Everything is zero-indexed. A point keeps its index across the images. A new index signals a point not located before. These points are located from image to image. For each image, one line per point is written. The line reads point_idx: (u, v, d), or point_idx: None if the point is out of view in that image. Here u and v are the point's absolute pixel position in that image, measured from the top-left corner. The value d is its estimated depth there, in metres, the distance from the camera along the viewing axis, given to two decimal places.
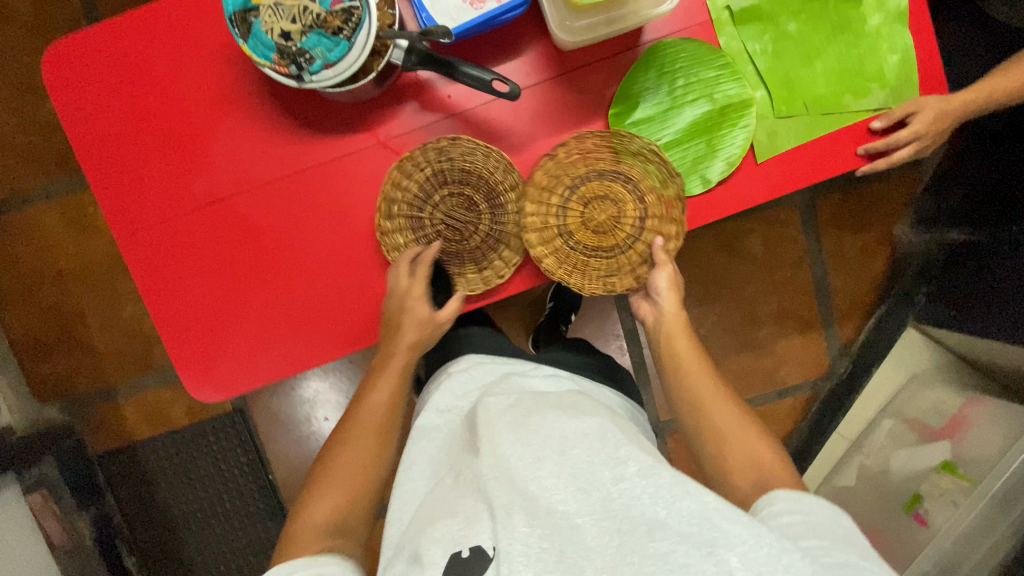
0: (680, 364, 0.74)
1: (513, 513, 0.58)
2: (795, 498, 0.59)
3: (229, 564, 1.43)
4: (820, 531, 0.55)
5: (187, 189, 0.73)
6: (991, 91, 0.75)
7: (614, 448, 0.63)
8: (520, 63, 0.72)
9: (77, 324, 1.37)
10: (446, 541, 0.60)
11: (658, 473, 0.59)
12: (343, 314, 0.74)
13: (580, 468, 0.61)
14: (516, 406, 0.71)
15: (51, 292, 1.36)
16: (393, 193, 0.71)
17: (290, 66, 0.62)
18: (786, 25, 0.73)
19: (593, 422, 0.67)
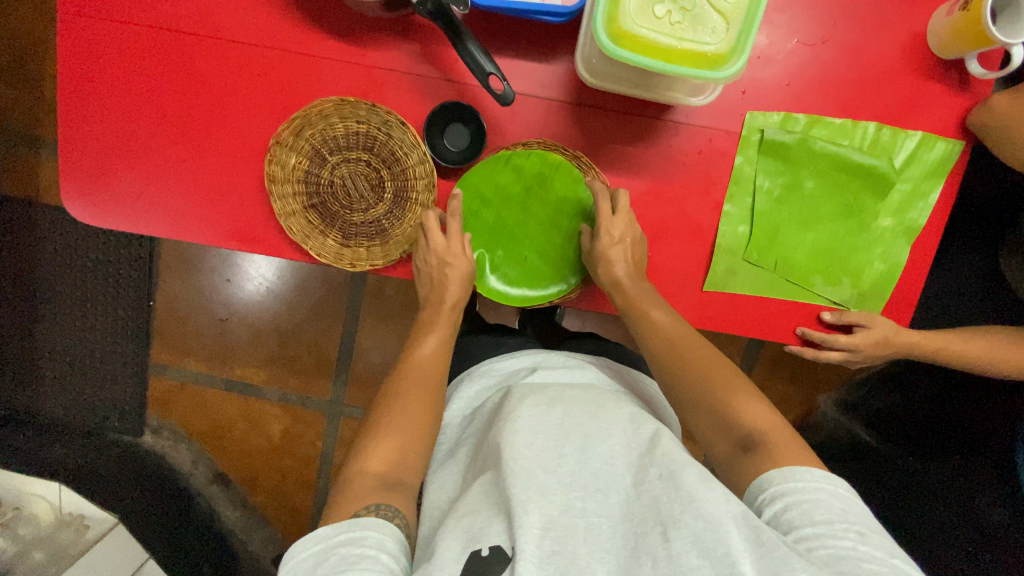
0: (718, 398, 0.60)
1: (528, 511, 0.48)
2: (791, 474, 0.50)
3: (72, 362, 1.35)
4: (812, 516, 0.46)
5: (149, 3, 0.66)
6: (941, 346, 0.75)
7: (630, 448, 0.55)
8: (540, 68, 0.66)
9: (33, 59, 1.25)
10: (461, 536, 0.50)
11: (679, 463, 0.50)
12: (247, 210, 0.70)
13: (593, 471, 0.53)
14: (540, 397, 0.61)
15: (23, 13, 1.23)
16: (313, 120, 0.66)
17: None
18: (804, 179, 0.69)
19: (613, 420, 0.58)
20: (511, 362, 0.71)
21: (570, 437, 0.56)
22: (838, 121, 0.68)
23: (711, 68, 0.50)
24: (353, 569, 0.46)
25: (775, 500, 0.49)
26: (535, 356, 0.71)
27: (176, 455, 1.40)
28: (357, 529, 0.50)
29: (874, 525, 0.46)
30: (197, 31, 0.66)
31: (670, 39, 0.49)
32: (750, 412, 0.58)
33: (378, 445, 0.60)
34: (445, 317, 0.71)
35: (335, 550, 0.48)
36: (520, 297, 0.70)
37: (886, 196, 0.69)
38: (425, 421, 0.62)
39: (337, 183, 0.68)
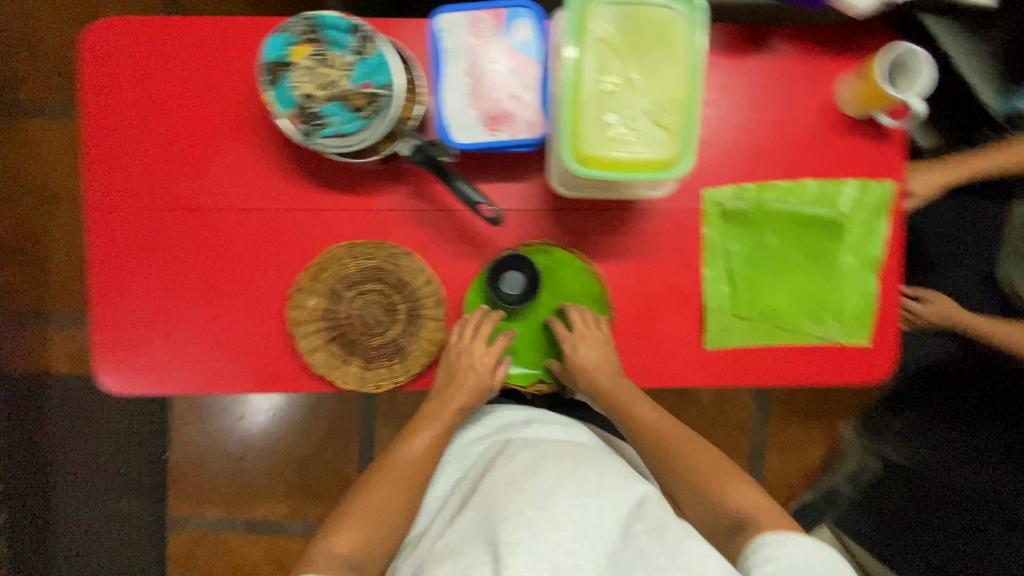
0: (712, 486, 0.68)
1: (516, 552, 0.52)
2: (778, 544, 0.57)
3: None
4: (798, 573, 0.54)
5: (170, 189, 0.75)
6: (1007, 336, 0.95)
7: (622, 501, 0.58)
8: (520, 185, 0.75)
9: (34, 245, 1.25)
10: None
11: (674, 537, 0.54)
12: (272, 354, 0.75)
13: (583, 512, 0.55)
14: (530, 453, 0.65)
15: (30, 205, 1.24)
16: (328, 263, 0.73)
17: (302, 125, 0.65)
18: (767, 237, 0.77)
19: (603, 475, 0.61)
20: (504, 415, 0.78)
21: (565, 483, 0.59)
22: (784, 183, 0.77)
23: (666, 169, 0.59)
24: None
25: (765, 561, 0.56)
26: (528, 412, 0.77)
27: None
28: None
29: None
30: (216, 205, 0.75)
31: (626, 154, 0.58)
32: (741, 497, 0.66)
33: (348, 530, 0.67)
34: (448, 417, 0.75)
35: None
36: (514, 371, 0.78)
37: (843, 238, 0.78)
38: (394, 509, 0.69)
39: (354, 314, 0.74)
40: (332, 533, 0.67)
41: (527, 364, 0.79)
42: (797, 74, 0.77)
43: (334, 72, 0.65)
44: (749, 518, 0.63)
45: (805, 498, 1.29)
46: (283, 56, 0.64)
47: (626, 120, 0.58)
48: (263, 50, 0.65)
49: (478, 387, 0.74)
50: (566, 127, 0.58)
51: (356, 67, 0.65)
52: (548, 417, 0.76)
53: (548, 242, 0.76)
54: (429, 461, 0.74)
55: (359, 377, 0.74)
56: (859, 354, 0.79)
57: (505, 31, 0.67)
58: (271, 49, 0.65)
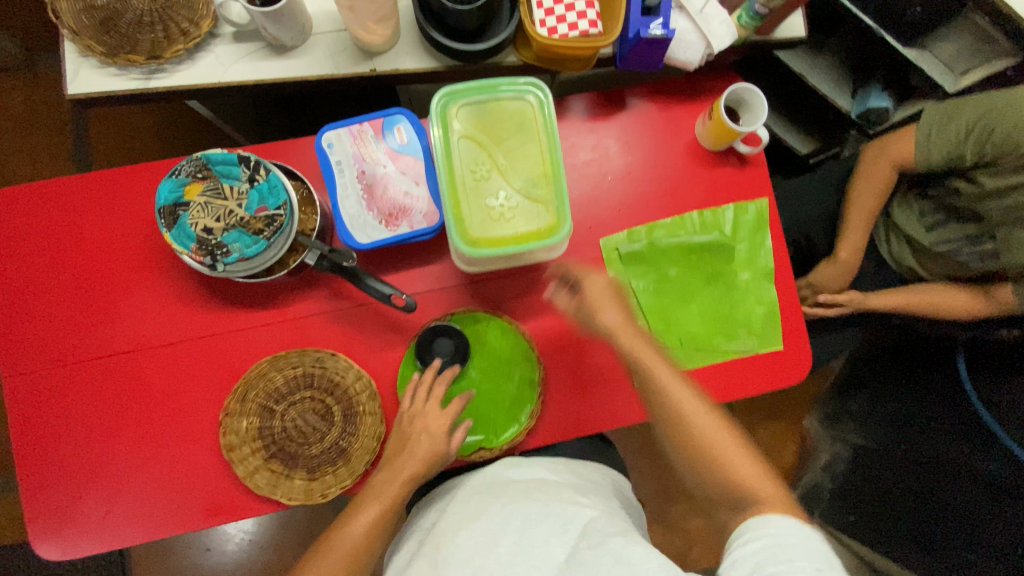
0: (712, 449, 0.63)
1: None
2: (753, 545, 0.52)
3: None
4: (779, 555, 0.49)
5: (84, 341, 0.75)
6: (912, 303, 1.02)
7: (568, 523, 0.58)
8: (431, 268, 0.79)
9: None
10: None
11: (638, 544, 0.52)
12: (212, 484, 0.74)
13: (527, 553, 0.55)
14: (484, 499, 0.65)
15: None
16: (254, 381, 0.74)
17: (205, 257, 0.67)
18: (667, 270, 0.83)
19: (554, 504, 0.61)
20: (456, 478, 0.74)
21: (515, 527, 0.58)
22: (669, 219, 0.84)
23: (549, 235, 0.65)
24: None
25: (747, 556, 0.51)
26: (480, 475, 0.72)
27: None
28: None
29: (835, 565, 0.48)
30: (134, 346, 0.75)
31: (510, 230, 0.64)
32: (738, 475, 0.60)
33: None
34: (395, 491, 0.69)
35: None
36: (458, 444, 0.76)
37: (733, 257, 0.85)
38: None
39: (289, 426, 0.74)
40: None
41: (470, 432, 0.77)
42: (657, 123, 0.86)
43: (229, 203, 0.68)
44: (753, 496, 0.58)
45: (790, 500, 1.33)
46: (178, 198, 0.68)
47: (504, 200, 0.64)
48: (156, 196, 0.68)
49: (431, 450, 0.71)
50: (451, 216, 0.62)
51: (249, 194, 0.68)
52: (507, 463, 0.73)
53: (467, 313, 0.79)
54: (375, 541, 0.67)
55: (306, 488, 0.74)
56: (778, 359, 0.85)
57: (385, 138, 0.73)
58: (164, 193, 0.68)
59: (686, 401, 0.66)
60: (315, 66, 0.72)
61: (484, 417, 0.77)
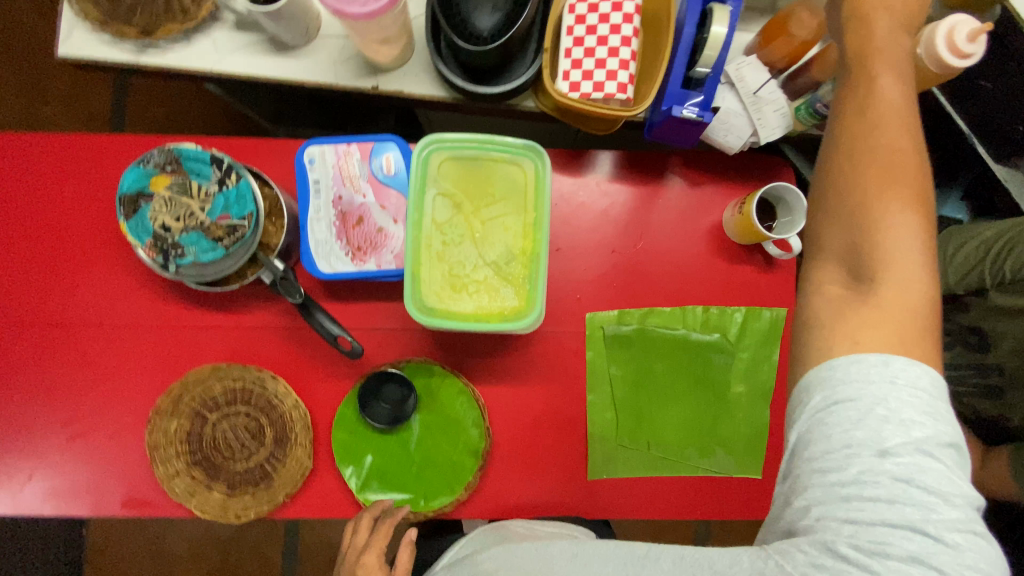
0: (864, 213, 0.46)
1: None
2: (831, 379, 0.43)
3: None
4: (880, 417, 0.41)
5: (38, 304, 0.73)
6: None
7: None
8: (399, 306, 0.74)
9: None
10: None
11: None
12: (133, 476, 0.72)
13: None
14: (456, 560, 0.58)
15: None
16: (191, 385, 0.71)
17: (157, 255, 0.63)
18: (653, 364, 0.75)
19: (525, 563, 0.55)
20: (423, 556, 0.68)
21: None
22: (668, 308, 0.75)
23: (515, 318, 0.57)
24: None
25: (808, 415, 0.44)
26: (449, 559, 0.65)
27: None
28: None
29: (942, 432, 0.40)
30: (85, 320, 0.73)
31: (472, 304, 0.57)
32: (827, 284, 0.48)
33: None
34: None
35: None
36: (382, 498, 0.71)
37: (730, 365, 0.76)
38: None
39: (217, 438, 0.72)
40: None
41: (398, 488, 0.72)
42: (682, 200, 0.76)
43: (193, 204, 0.64)
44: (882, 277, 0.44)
45: None
46: (143, 187, 0.64)
47: (472, 272, 0.57)
48: (122, 181, 0.64)
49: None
50: (410, 278, 0.56)
51: (216, 198, 0.64)
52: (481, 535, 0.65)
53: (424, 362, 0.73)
54: None
55: (222, 505, 0.71)
56: (753, 488, 0.76)
57: (372, 166, 0.67)
58: (129, 180, 0.64)
59: (831, 297, 0.47)
60: (314, 71, 0.66)
61: (416, 476, 0.72)
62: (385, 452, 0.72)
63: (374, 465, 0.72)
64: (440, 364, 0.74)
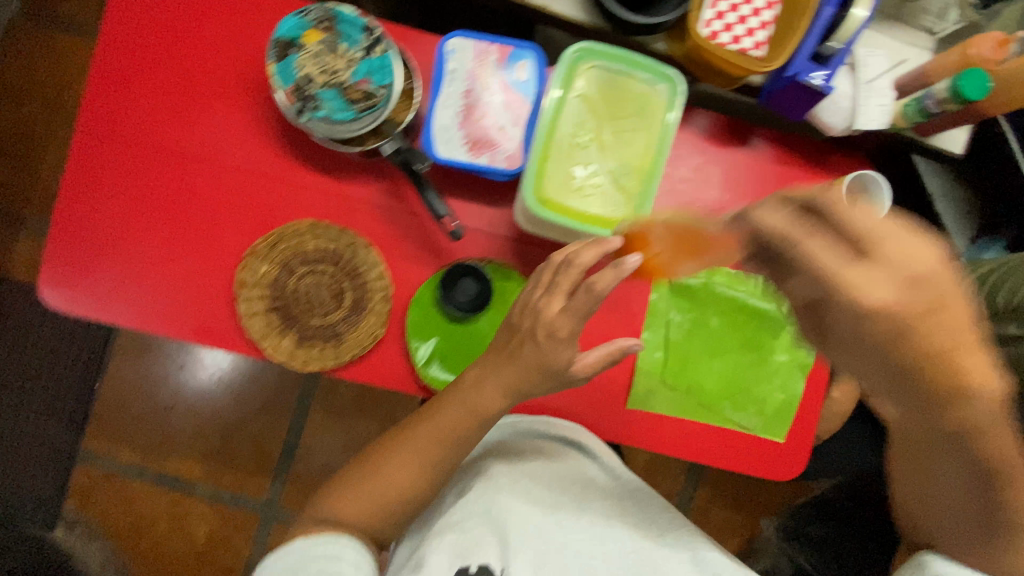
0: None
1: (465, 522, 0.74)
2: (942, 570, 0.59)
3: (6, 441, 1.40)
4: None
5: (157, 130, 0.77)
6: None
7: (613, 542, 0.75)
8: (491, 210, 0.78)
9: (31, 183, 1.44)
10: (451, 554, 0.70)
11: (660, 557, 0.75)
12: (212, 309, 0.76)
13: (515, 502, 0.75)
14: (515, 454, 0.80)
15: (41, 155, 1.44)
16: (288, 236, 0.75)
17: (296, 102, 0.67)
18: (710, 317, 0.80)
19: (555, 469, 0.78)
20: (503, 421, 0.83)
21: (575, 529, 0.74)
22: (734, 271, 0.80)
23: (616, 228, 0.62)
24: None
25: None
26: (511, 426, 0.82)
27: (88, 556, 1.43)
28: (335, 546, 0.66)
29: None
30: (198, 156, 0.77)
31: (582, 204, 0.61)
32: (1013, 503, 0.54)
33: (364, 507, 0.70)
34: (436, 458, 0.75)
35: (315, 562, 0.64)
36: (439, 379, 0.77)
37: (777, 335, 0.81)
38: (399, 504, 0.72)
39: (300, 290, 0.76)
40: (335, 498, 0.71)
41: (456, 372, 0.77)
42: (769, 174, 0.82)
43: (339, 64, 0.68)
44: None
45: None
46: (296, 37, 0.68)
47: (590, 175, 0.61)
48: (278, 27, 0.68)
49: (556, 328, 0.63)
50: (534, 166, 0.61)
51: (360, 63, 0.69)
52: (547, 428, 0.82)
53: (503, 265, 0.78)
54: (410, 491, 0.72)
55: (290, 353, 0.76)
56: (771, 450, 0.82)
57: (506, 67, 0.71)
58: (285, 28, 0.68)
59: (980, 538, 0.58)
60: None
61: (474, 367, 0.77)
62: (451, 339, 0.78)
63: (439, 349, 0.77)
64: (517, 270, 0.79)
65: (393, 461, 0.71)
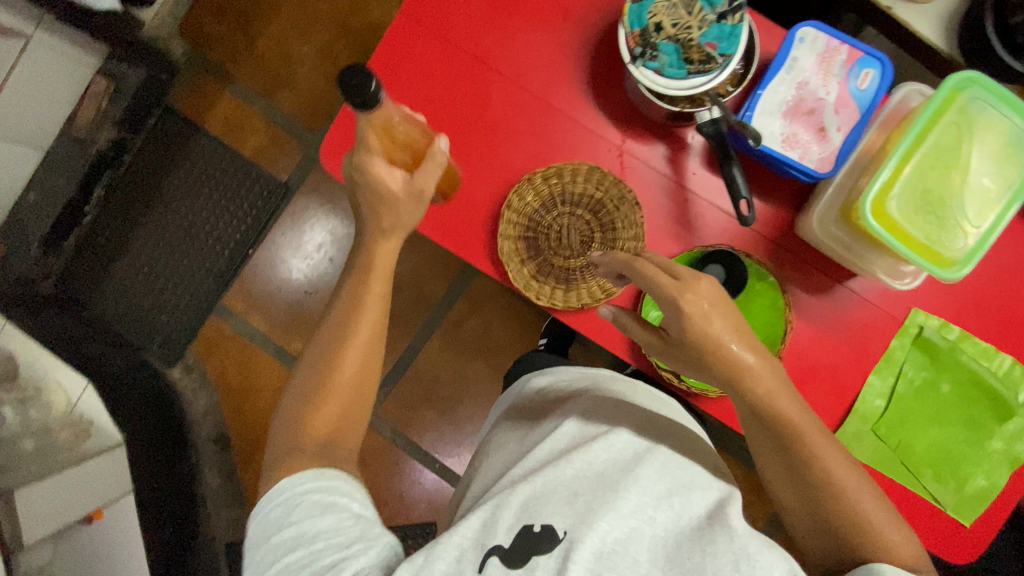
0: None
1: (537, 496, 0.58)
2: None
3: (155, 271, 1.51)
4: None
5: (471, 35, 0.78)
6: None
7: (687, 516, 0.55)
8: (762, 204, 0.75)
9: (245, 45, 1.51)
10: (518, 509, 0.57)
11: (745, 536, 0.52)
12: (469, 218, 0.79)
13: (590, 464, 0.61)
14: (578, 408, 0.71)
15: (260, 22, 1.51)
16: (562, 174, 0.77)
17: (638, 46, 0.68)
18: (941, 382, 0.77)
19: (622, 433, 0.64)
20: (570, 375, 0.79)
21: (655, 493, 0.57)
22: (984, 344, 0.77)
23: (942, 267, 0.60)
24: (328, 514, 0.60)
25: None
26: (591, 377, 0.78)
27: (194, 400, 1.53)
28: (324, 480, 0.62)
29: None
30: (501, 70, 0.78)
31: (921, 234, 0.59)
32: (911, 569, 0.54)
33: (325, 407, 0.69)
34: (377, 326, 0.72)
35: (308, 497, 0.61)
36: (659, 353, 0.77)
37: (1004, 422, 0.78)
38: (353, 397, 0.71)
39: (554, 228, 0.78)
40: (305, 411, 0.69)
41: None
42: None
43: (691, 21, 0.68)
44: None
45: None
46: None
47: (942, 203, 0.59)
48: None
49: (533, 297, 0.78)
50: (884, 176, 0.60)
51: (712, 26, 0.67)
52: (605, 380, 0.77)
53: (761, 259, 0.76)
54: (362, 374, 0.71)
55: (527, 282, 0.78)
56: (954, 532, 0.79)
57: (850, 73, 0.69)
58: None
59: None
60: None
61: None
62: None
63: None
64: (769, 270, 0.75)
65: (345, 348, 0.70)
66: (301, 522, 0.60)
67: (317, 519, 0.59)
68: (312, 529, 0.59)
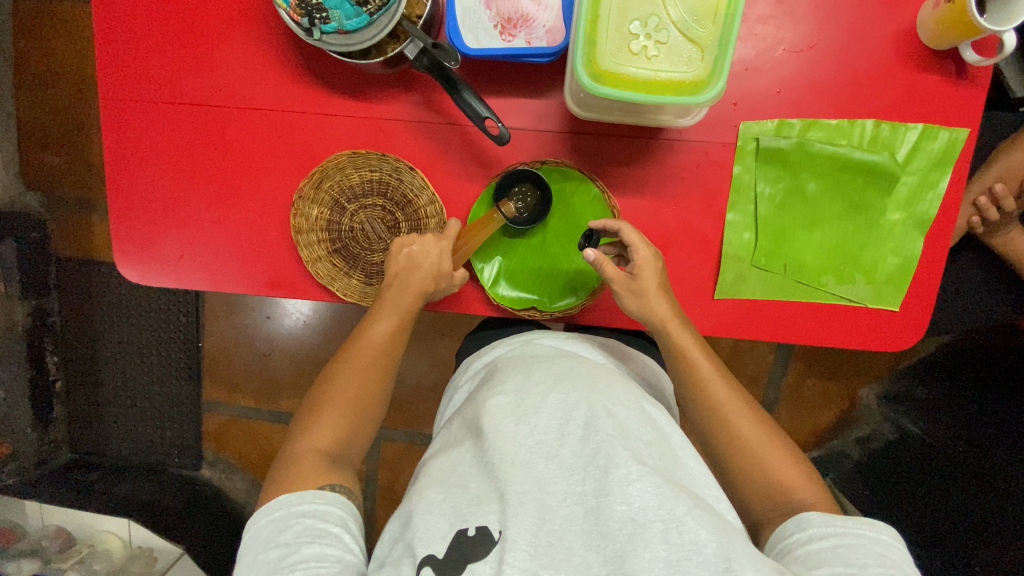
0: None
1: (484, 488, 0.54)
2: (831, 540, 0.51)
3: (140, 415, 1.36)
4: (859, 552, 0.49)
5: (177, 84, 0.73)
6: None
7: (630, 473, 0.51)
8: (532, 104, 0.70)
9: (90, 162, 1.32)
10: (450, 515, 0.52)
11: (676, 500, 0.49)
12: (275, 258, 0.76)
13: (539, 438, 0.56)
14: (519, 371, 0.63)
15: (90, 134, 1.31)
16: (331, 172, 0.72)
17: (303, 18, 0.59)
18: (805, 182, 0.70)
19: (568, 388, 0.59)
20: (506, 341, 0.72)
21: (586, 463, 0.52)
22: (834, 122, 0.68)
23: (692, 94, 0.52)
24: (316, 542, 0.52)
25: (819, 546, 0.51)
26: (526, 336, 0.71)
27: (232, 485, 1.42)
28: (322, 502, 0.56)
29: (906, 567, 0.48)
30: (223, 104, 0.73)
31: (651, 72, 0.51)
32: (793, 480, 0.58)
33: (320, 422, 0.64)
34: (371, 358, 0.68)
35: (300, 519, 0.54)
36: (511, 297, 0.73)
37: (892, 190, 0.69)
38: (362, 402, 0.66)
39: (356, 226, 0.74)
40: (303, 431, 0.64)
41: (525, 288, 0.73)
42: None
43: None
44: None
45: (818, 453, 1.17)
46: None
47: (652, 30, 0.51)
48: None
49: (438, 272, 0.68)
50: (582, 35, 0.51)
51: None
52: (550, 337, 0.69)
53: (558, 156, 0.71)
54: (370, 398, 0.67)
55: (359, 291, 0.74)
56: (886, 320, 0.73)
57: None
58: None
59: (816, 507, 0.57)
60: None
61: (543, 278, 0.73)
62: (513, 254, 0.74)
63: (505, 266, 0.73)
64: (565, 162, 0.71)
65: (337, 374, 0.67)
66: (290, 543, 0.53)
67: (303, 546, 0.52)
68: (296, 554, 0.52)
